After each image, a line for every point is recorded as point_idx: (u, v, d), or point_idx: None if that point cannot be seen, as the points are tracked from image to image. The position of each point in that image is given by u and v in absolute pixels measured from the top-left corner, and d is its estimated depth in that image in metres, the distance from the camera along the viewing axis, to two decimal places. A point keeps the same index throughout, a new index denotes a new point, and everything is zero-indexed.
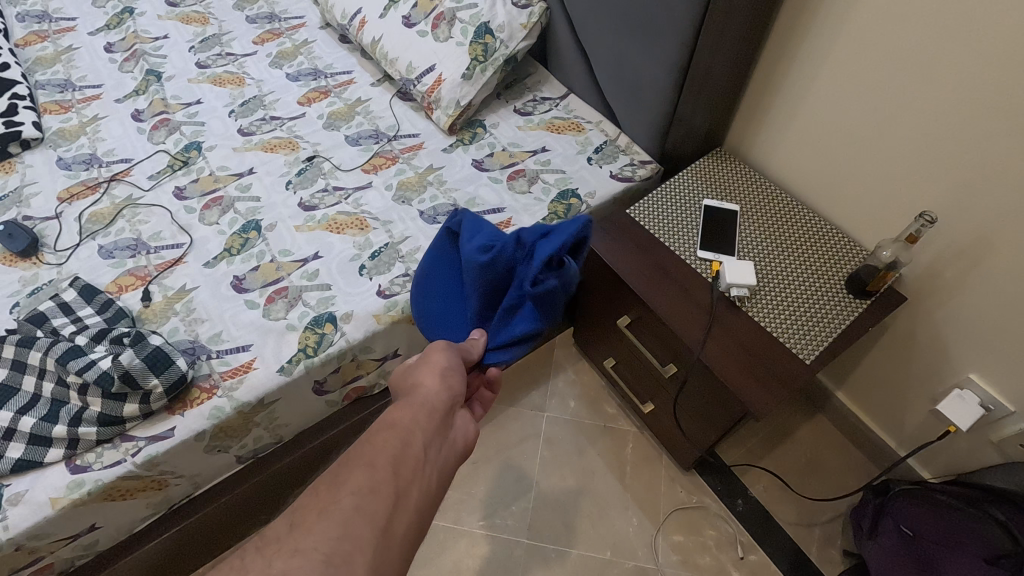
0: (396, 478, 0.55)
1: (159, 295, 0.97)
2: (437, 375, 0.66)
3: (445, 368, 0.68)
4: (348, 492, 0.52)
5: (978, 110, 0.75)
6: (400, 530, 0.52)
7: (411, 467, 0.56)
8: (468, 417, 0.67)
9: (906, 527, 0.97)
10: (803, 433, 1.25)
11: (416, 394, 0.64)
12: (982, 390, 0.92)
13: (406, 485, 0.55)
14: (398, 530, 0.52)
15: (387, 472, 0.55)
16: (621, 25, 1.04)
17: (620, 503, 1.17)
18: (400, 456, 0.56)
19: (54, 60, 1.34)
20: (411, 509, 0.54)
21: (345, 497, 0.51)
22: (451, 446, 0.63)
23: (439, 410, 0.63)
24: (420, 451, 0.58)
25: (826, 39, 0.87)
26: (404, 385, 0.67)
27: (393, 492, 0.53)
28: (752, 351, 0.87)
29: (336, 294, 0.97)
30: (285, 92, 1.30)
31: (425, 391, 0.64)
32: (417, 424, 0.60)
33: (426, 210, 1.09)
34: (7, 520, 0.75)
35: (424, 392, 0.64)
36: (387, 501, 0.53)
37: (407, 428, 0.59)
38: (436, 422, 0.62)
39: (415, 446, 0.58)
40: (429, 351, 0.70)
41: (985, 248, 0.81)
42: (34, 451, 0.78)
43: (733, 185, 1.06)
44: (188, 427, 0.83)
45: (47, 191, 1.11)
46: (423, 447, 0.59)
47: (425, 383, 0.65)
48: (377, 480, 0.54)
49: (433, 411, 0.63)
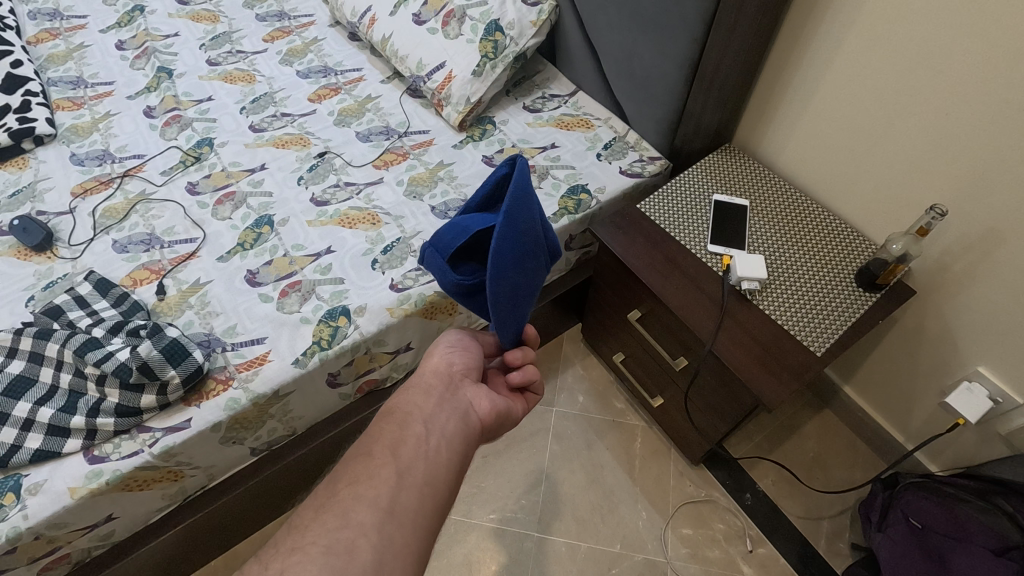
0: (397, 459, 0.57)
1: (174, 289, 0.98)
2: (433, 360, 0.70)
3: (444, 350, 0.71)
4: (344, 485, 0.54)
5: (988, 104, 0.75)
6: (407, 505, 0.54)
7: (411, 447, 0.58)
8: (473, 388, 0.69)
9: (914, 518, 0.98)
10: (810, 428, 1.26)
11: (415, 380, 0.68)
12: (991, 383, 0.93)
13: (408, 465, 0.56)
14: (404, 505, 0.53)
15: (386, 455, 0.57)
16: (631, 23, 1.05)
17: (630, 498, 1.18)
18: (399, 439, 0.59)
19: (65, 57, 1.35)
20: (417, 485, 0.55)
21: (343, 491, 0.53)
22: (459, 417, 0.64)
23: (437, 388, 0.66)
24: (419, 430, 0.60)
25: (836, 38, 0.88)
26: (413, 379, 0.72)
27: (394, 472, 0.55)
28: (761, 340, 0.88)
29: (348, 288, 0.98)
30: (296, 89, 1.31)
31: (422, 376, 0.68)
32: (414, 405, 0.63)
33: (437, 205, 1.10)
34: (27, 509, 0.76)
35: (420, 376, 0.68)
36: (388, 483, 0.54)
37: (403, 412, 0.62)
38: (435, 399, 0.65)
39: (415, 426, 0.61)
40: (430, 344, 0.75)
41: (995, 242, 0.82)
42: (53, 441, 0.79)
43: (743, 181, 1.07)
44: (203, 418, 0.84)
45: (61, 186, 1.11)
46: (422, 425, 0.61)
47: (423, 368, 0.69)
48: (375, 466, 0.55)
49: (430, 391, 0.65)
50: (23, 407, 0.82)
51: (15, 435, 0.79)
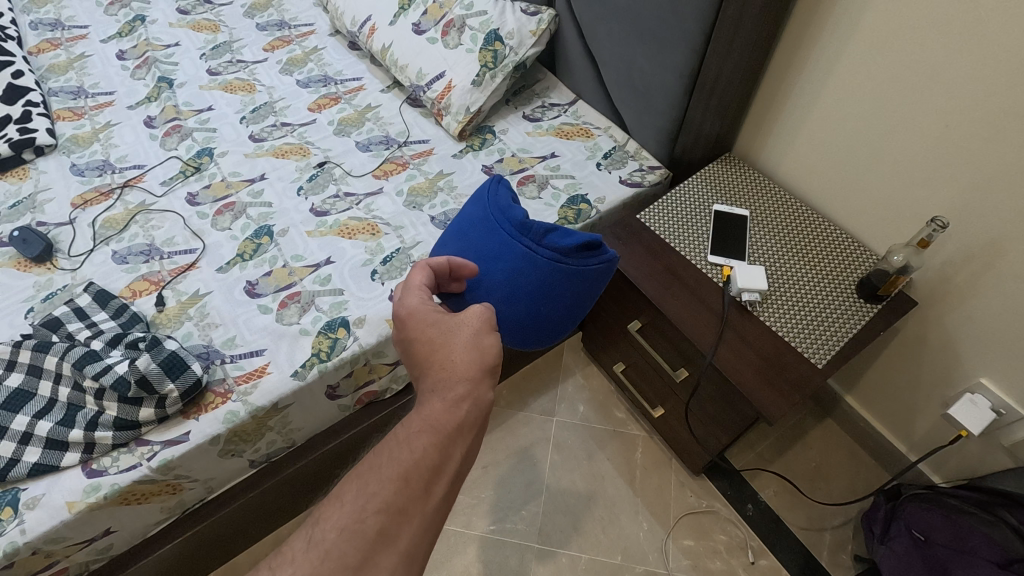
0: (427, 496, 0.54)
1: (173, 300, 0.98)
2: (483, 369, 0.60)
3: (493, 359, 0.61)
4: (372, 511, 0.52)
5: (989, 115, 0.75)
6: (421, 550, 0.53)
7: (445, 484, 0.55)
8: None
9: (917, 531, 0.97)
10: (813, 438, 1.26)
11: (464, 394, 0.58)
12: (993, 394, 0.93)
13: (435, 505, 0.54)
14: (421, 550, 0.53)
15: (419, 489, 0.54)
16: (630, 33, 1.06)
17: (631, 508, 1.17)
18: (436, 473, 0.55)
19: (67, 67, 1.35)
20: (436, 526, 0.55)
21: (371, 517, 0.52)
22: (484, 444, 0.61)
23: (484, 415, 0.59)
24: (456, 464, 0.56)
25: (835, 49, 0.88)
26: (440, 366, 0.60)
27: (421, 511, 0.54)
28: (766, 354, 0.87)
29: (348, 298, 0.98)
30: (296, 98, 1.31)
31: (471, 390, 0.58)
32: (459, 433, 0.57)
33: (438, 215, 1.10)
34: (24, 523, 0.75)
35: (471, 392, 0.58)
36: (413, 523, 0.53)
37: (447, 438, 0.56)
38: (479, 428, 0.59)
39: (453, 457, 0.56)
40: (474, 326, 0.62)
41: (996, 253, 0.82)
42: (51, 455, 0.79)
43: (744, 190, 1.07)
44: (202, 431, 0.84)
45: (61, 197, 1.12)
46: (461, 460, 0.57)
47: (471, 376, 0.59)
48: (407, 501, 0.53)
49: (479, 416, 0.58)
50: (21, 421, 0.82)
51: (14, 449, 0.79)
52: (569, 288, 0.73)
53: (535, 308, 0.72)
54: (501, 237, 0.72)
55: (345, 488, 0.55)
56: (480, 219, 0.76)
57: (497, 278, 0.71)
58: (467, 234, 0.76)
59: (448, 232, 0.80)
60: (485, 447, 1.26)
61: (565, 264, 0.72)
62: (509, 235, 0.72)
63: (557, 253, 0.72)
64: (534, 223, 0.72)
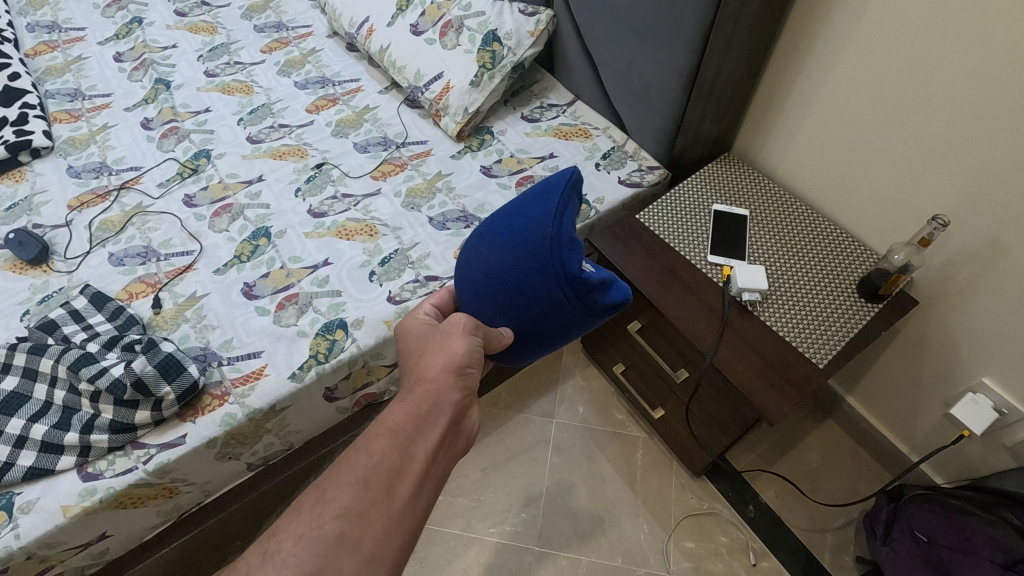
0: (390, 497, 0.53)
1: (170, 302, 0.97)
2: (448, 371, 0.62)
3: (459, 361, 0.62)
4: (331, 516, 0.51)
5: (990, 113, 0.75)
6: (386, 554, 0.51)
7: (408, 485, 0.54)
8: (480, 414, 0.64)
9: (919, 532, 0.97)
10: (813, 439, 1.25)
11: (425, 393, 0.60)
12: (995, 394, 0.92)
13: (399, 507, 0.53)
14: (388, 554, 0.51)
15: (381, 491, 0.53)
16: (628, 33, 1.05)
17: (632, 510, 1.17)
18: (396, 476, 0.54)
19: (64, 70, 1.34)
20: (404, 530, 0.53)
21: (331, 521, 0.50)
22: (451, 451, 0.61)
23: (447, 416, 0.60)
24: (421, 463, 0.56)
25: (834, 45, 0.88)
26: (413, 372, 0.64)
27: (384, 513, 0.52)
28: (766, 355, 0.87)
29: (346, 300, 0.97)
30: (293, 100, 1.31)
31: (433, 391, 0.60)
32: (419, 433, 0.58)
33: (436, 216, 1.10)
34: (18, 528, 0.74)
35: (433, 391, 0.60)
36: (376, 525, 0.51)
37: (406, 437, 0.57)
38: (442, 428, 0.59)
39: (416, 457, 0.56)
40: (445, 333, 0.65)
41: (998, 251, 0.81)
42: (45, 459, 0.78)
43: (744, 190, 1.07)
44: (199, 435, 0.83)
45: (57, 199, 1.11)
46: (425, 460, 0.57)
47: (433, 377, 0.61)
48: (367, 502, 0.52)
49: (439, 414, 0.59)
50: (16, 424, 0.81)
51: (8, 452, 0.78)
52: (577, 332, 0.71)
53: (551, 338, 0.70)
54: (551, 279, 0.64)
55: (302, 499, 0.53)
56: (541, 240, 0.65)
57: (531, 314, 0.67)
58: (522, 249, 0.66)
59: (502, 232, 0.69)
60: (485, 448, 1.25)
61: (591, 320, 0.69)
62: (559, 281, 0.65)
63: (589, 310, 0.68)
64: (586, 280, 0.66)
